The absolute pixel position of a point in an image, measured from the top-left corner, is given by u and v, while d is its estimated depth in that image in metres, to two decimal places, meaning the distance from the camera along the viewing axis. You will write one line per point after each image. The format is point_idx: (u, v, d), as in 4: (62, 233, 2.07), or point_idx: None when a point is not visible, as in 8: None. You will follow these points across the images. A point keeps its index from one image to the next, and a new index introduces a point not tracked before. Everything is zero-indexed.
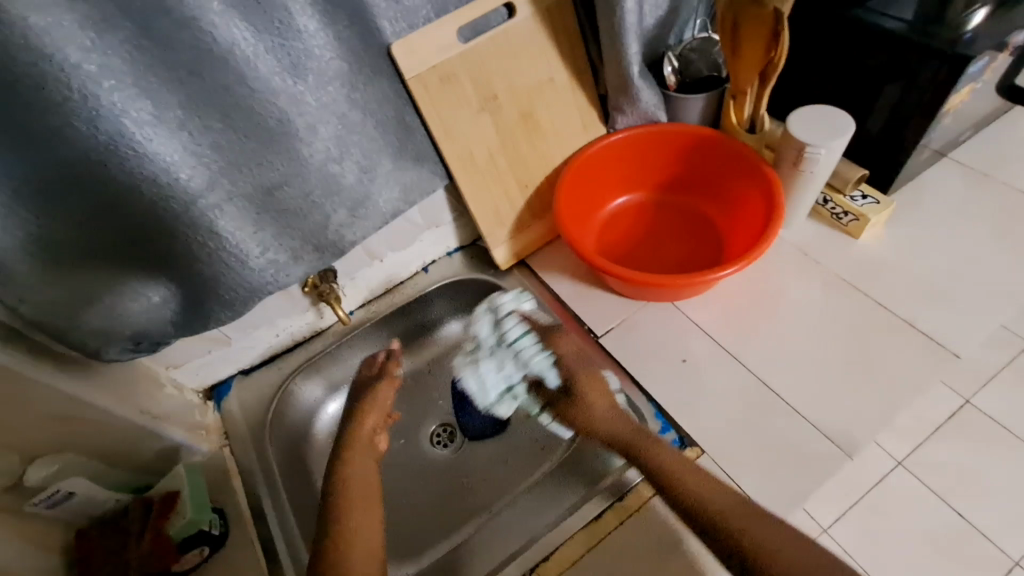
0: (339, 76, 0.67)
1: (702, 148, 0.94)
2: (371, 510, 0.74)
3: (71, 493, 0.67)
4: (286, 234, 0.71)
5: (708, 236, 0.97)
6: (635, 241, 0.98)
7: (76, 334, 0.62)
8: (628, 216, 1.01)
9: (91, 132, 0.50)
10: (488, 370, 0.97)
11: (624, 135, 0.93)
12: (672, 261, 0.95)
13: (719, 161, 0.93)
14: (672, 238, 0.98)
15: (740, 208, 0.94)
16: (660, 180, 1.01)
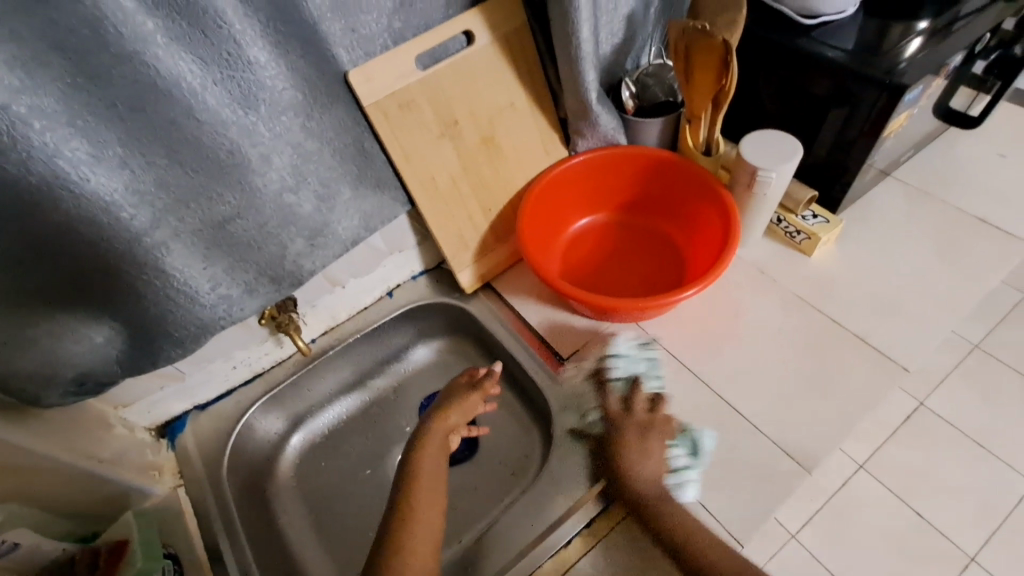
0: (293, 105, 0.66)
1: (661, 170, 0.96)
2: (435, 514, 0.71)
3: (16, 544, 0.63)
4: (240, 267, 0.69)
5: (669, 256, 0.99)
6: (598, 261, 0.99)
7: (9, 381, 0.58)
8: (591, 236, 1.03)
9: (21, 173, 0.48)
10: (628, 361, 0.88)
11: (585, 157, 0.95)
12: (636, 280, 0.96)
13: (677, 182, 0.96)
14: (636, 258, 0.99)
15: (699, 228, 0.96)
16: (621, 201, 1.03)
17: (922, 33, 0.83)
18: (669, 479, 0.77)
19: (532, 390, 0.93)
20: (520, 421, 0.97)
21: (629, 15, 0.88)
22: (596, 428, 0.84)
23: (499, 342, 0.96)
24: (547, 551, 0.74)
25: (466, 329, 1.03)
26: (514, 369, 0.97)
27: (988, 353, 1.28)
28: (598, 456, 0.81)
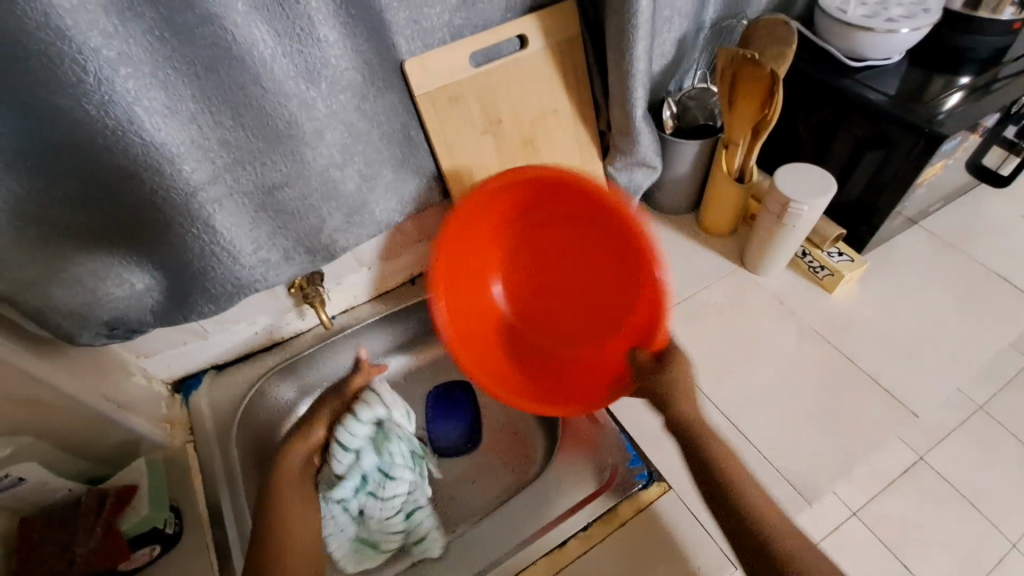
0: (351, 85, 0.69)
1: (561, 186, 0.79)
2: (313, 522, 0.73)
3: (22, 478, 0.64)
4: (281, 233, 0.71)
5: (609, 290, 0.87)
6: (540, 308, 0.93)
7: (51, 315, 0.60)
8: (507, 276, 0.93)
9: (99, 116, 0.49)
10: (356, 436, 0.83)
11: (491, 181, 0.76)
12: (574, 337, 0.91)
13: (580, 204, 0.80)
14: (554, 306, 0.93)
15: (620, 252, 0.81)
16: (523, 211, 0.85)
17: (963, 88, 0.84)
18: (671, 493, 0.77)
19: None
20: (525, 420, 0.98)
21: (680, 38, 0.90)
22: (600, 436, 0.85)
23: None
24: (541, 550, 0.75)
25: None
26: None
27: (989, 415, 1.27)
28: (599, 461, 0.83)
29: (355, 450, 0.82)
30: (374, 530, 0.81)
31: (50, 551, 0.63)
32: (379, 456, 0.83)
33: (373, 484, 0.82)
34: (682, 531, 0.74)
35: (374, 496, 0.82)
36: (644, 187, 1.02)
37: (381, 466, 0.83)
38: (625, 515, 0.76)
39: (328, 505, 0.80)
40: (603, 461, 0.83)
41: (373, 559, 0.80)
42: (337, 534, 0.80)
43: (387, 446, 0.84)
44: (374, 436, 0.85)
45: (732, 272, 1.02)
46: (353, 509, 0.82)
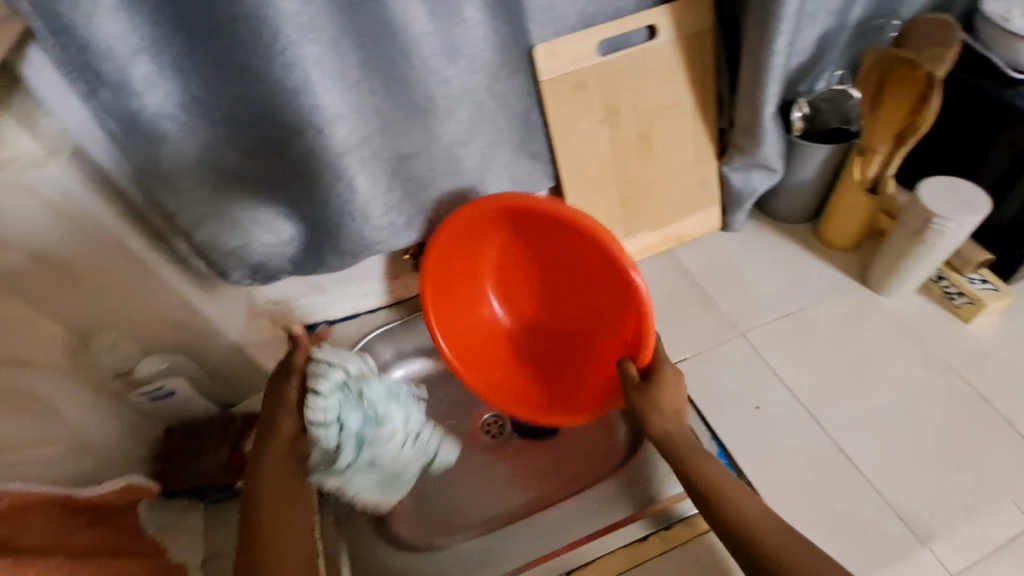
0: (486, 66, 0.72)
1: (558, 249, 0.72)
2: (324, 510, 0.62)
3: (173, 392, 0.72)
4: (407, 200, 0.76)
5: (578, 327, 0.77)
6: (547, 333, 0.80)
7: (214, 253, 0.68)
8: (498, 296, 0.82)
9: (284, 75, 0.56)
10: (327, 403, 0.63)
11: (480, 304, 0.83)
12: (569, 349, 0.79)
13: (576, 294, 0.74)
14: (584, 277, 0.75)
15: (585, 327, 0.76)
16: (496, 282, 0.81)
17: None
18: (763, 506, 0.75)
19: None
20: None
21: (821, 36, 0.85)
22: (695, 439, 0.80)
23: None
24: (623, 540, 0.74)
25: None
26: None
27: None
28: None
29: (338, 414, 0.65)
30: (388, 465, 0.72)
31: (187, 455, 0.73)
32: (368, 406, 0.69)
33: (378, 434, 0.70)
34: None
35: (376, 445, 0.70)
36: (761, 190, 0.97)
37: (373, 413, 0.70)
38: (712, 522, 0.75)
39: (333, 479, 0.67)
40: None
41: (405, 479, 0.75)
42: (362, 489, 0.70)
43: (366, 395, 0.69)
44: (342, 394, 0.66)
45: (852, 290, 0.95)
46: (360, 470, 0.69)
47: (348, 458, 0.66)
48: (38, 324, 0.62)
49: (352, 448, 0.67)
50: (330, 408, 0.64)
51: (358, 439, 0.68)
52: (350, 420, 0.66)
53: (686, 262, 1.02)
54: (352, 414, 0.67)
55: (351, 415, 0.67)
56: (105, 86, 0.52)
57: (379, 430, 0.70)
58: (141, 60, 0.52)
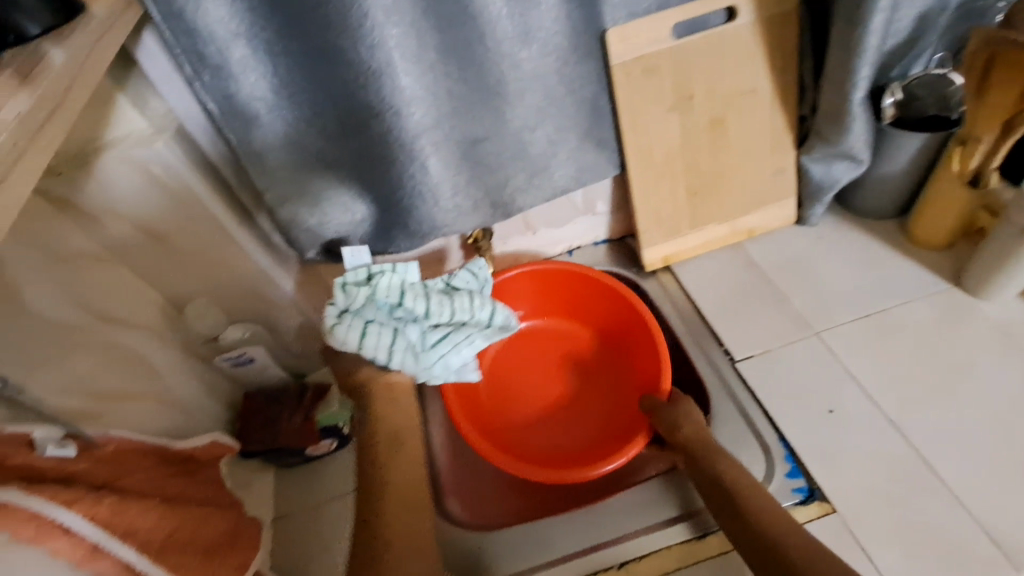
0: (558, 49, 0.71)
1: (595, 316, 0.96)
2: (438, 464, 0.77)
3: (251, 358, 0.76)
4: (475, 184, 0.77)
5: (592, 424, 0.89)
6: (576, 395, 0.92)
7: (295, 230, 0.72)
8: (540, 357, 0.97)
9: (367, 58, 0.58)
10: (352, 327, 0.68)
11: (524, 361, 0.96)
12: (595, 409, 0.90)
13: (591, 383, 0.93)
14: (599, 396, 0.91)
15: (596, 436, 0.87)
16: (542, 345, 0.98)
17: None
18: (833, 515, 0.71)
19: (688, 381, 0.90)
20: None
21: (922, 14, 0.78)
22: (758, 440, 0.78)
23: (664, 322, 0.95)
24: (677, 536, 0.72)
25: None
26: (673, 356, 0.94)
27: None
28: (758, 462, 0.76)
29: (364, 320, 0.69)
30: (457, 296, 0.74)
31: (265, 419, 0.78)
32: (383, 300, 0.69)
33: (415, 308, 0.70)
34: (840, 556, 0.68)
35: (418, 303, 0.70)
36: (842, 183, 0.91)
37: (392, 302, 0.69)
38: None
39: (433, 360, 0.72)
40: (763, 464, 0.76)
41: (488, 312, 0.76)
42: (464, 346, 0.74)
43: (374, 293, 0.69)
44: (357, 311, 0.69)
45: (943, 292, 0.88)
46: (439, 339, 0.72)
47: (416, 336, 0.71)
48: (139, 290, 0.68)
49: (405, 335, 0.70)
50: (356, 319, 0.68)
51: (404, 303, 0.70)
52: (380, 305, 0.69)
53: (755, 256, 0.98)
54: (381, 301, 0.69)
55: (383, 302, 0.69)
56: (207, 69, 0.56)
57: (411, 301, 0.70)
58: (239, 44, 0.56)
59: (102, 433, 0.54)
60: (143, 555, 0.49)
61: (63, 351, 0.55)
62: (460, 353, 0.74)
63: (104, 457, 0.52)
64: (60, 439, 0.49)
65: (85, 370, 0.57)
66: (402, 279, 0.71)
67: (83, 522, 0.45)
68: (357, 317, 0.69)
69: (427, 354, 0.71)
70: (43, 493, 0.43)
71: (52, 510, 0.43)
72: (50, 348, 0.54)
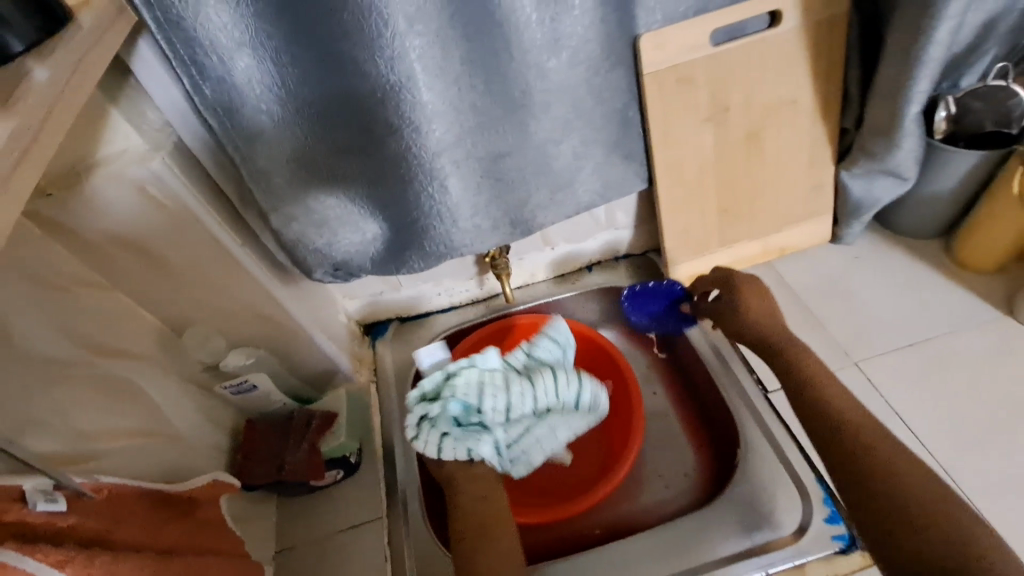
0: (589, 58, 0.66)
1: None
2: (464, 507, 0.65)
3: (255, 387, 0.72)
4: (495, 203, 0.72)
5: (584, 451, 0.87)
6: None
7: (300, 251, 0.67)
8: None
9: (385, 71, 0.53)
10: (429, 438, 0.62)
11: None
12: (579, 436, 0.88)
13: None
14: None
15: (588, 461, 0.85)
16: None
17: None
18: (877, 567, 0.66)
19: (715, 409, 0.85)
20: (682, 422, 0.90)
21: (985, 21, 0.72)
22: (791, 478, 0.73)
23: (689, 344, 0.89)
24: None
25: None
26: None
27: None
28: (792, 505, 0.71)
29: (440, 431, 0.63)
30: (539, 380, 0.70)
31: (268, 452, 0.73)
32: (457, 405, 0.64)
33: (493, 407, 0.66)
34: None
35: (495, 402, 0.66)
36: (885, 201, 0.86)
37: (470, 403, 0.65)
38: None
39: (519, 458, 0.70)
40: (798, 506, 0.71)
41: (576, 393, 0.74)
42: (550, 437, 0.72)
43: (447, 397, 0.64)
44: (433, 419, 0.64)
45: (993, 321, 0.82)
46: (520, 435, 0.70)
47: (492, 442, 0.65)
48: (136, 317, 0.63)
49: (488, 442, 0.65)
50: (432, 431, 0.62)
51: (483, 412, 0.66)
52: (450, 408, 0.64)
53: (788, 277, 0.92)
54: (452, 405, 0.64)
55: (453, 407, 0.64)
56: (208, 81, 0.51)
57: (488, 398, 0.66)
58: (243, 53, 0.51)
59: (92, 481, 0.49)
60: None
61: (53, 392, 0.50)
62: (551, 445, 0.72)
63: (95, 507, 0.48)
64: (49, 491, 0.44)
65: (75, 409, 0.52)
66: (475, 379, 0.66)
67: None
68: (436, 427, 0.63)
69: (515, 458, 0.70)
70: (35, 554, 0.40)
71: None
72: (35, 387, 0.49)
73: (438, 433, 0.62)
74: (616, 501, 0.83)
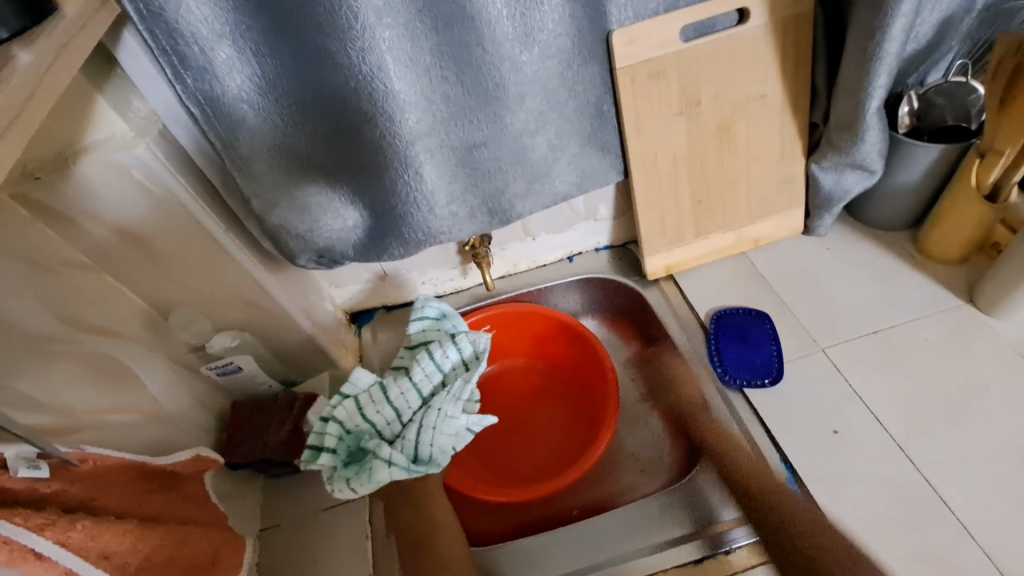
0: (561, 52, 0.68)
1: (546, 328, 0.94)
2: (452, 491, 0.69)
3: (241, 367, 0.75)
4: (471, 191, 0.74)
5: (563, 436, 0.89)
6: (534, 410, 0.92)
7: (282, 236, 0.70)
8: (506, 379, 0.97)
9: (358, 61, 0.56)
10: (341, 485, 0.66)
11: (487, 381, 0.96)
12: (558, 423, 0.90)
13: (556, 395, 0.93)
14: (548, 404, 0.93)
15: (569, 445, 0.88)
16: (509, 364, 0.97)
17: None
18: None
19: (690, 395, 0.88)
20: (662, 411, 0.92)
21: (944, 19, 0.75)
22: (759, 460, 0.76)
23: (665, 333, 0.92)
24: (675, 559, 0.71)
25: (635, 315, 1.00)
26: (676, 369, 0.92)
27: None
28: None
29: (344, 476, 0.66)
30: (415, 369, 0.72)
31: (252, 432, 0.75)
32: (346, 442, 0.68)
33: (379, 421, 0.69)
34: None
35: (379, 415, 0.69)
36: (853, 193, 0.88)
37: (357, 432, 0.69)
38: None
39: (426, 452, 0.65)
40: None
41: (453, 356, 0.72)
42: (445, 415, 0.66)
43: (329, 441, 0.68)
44: (332, 469, 0.67)
45: (956, 310, 0.85)
46: (415, 430, 0.66)
47: (390, 453, 0.64)
48: (124, 298, 0.66)
49: (382, 459, 0.64)
50: (339, 478, 0.66)
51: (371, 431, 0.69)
52: (340, 447, 0.68)
53: (761, 267, 0.95)
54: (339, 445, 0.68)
55: (340, 445, 0.68)
56: (189, 70, 0.53)
57: (373, 417, 0.69)
58: (223, 45, 0.53)
59: (77, 452, 0.51)
60: None
61: (41, 367, 0.53)
62: (450, 428, 0.65)
63: (79, 476, 0.50)
64: (33, 459, 0.46)
65: (60, 382, 0.55)
66: (346, 404, 0.69)
67: (55, 547, 0.43)
68: (342, 472, 0.67)
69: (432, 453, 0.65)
70: (14, 518, 0.42)
71: (22, 535, 0.41)
72: (25, 361, 0.51)
73: (345, 476, 0.66)
74: (591, 484, 0.86)
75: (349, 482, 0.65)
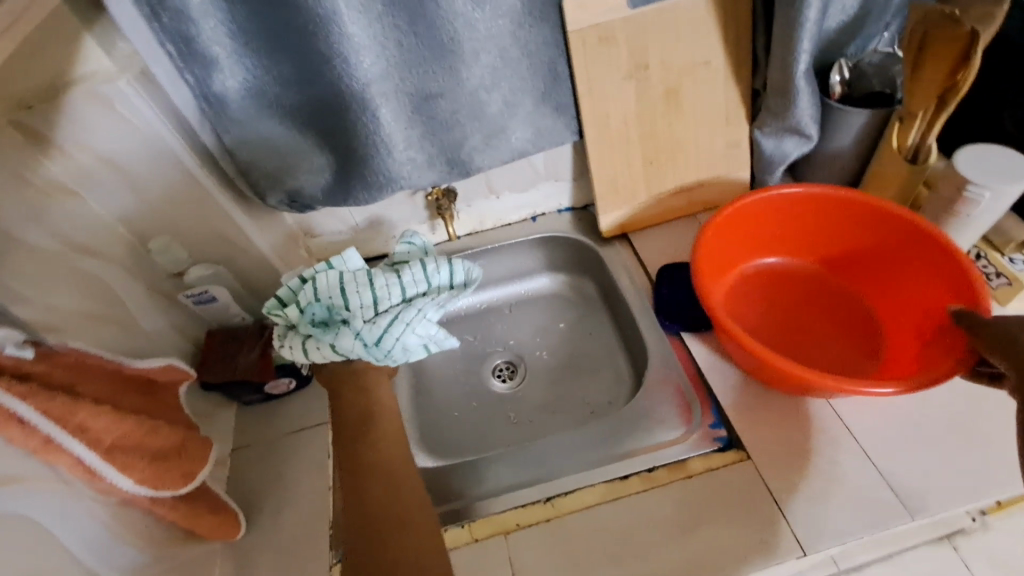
0: (512, 12, 0.75)
1: (867, 218, 0.84)
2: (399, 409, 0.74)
3: (215, 298, 0.82)
4: (428, 139, 0.81)
5: (855, 352, 0.83)
6: (833, 325, 0.86)
7: (253, 172, 0.76)
8: (777, 273, 0.93)
9: (315, 6, 0.63)
10: (296, 344, 0.73)
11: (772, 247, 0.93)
12: (869, 340, 0.84)
13: (906, 309, 0.83)
14: (897, 310, 0.85)
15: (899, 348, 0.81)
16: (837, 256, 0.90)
17: None
18: (747, 461, 0.76)
19: (636, 343, 0.95)
20: (611, 359, 0.99)
21: None
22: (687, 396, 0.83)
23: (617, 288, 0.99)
24: (604, 476, 0.77)
25: (592, 272, 1.07)
26: (625, 321, 0.99)
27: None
28: (679, 414, 0.82)
29: (303, 334, 0.74)
30: (406, 271, 0.78)
31: (222, 358, 0.82)
32: (316, 306, 0.74)
33: (354, 301, 0.75)
34: (752, 502, 0.72)
35: (356, 297, 0.75)
36: (792, 158, 0.95)
37: (329, 302, 0.74)
38: (694, 470, 0.76)
39: (386, 346, 0.73)
40: (684, 415, 0.82)
41: (446, 274, 0.79)
42: (419, 320, 0.74)
43: (304, 300, 0.74)
44: (295, 326, 0.74)
45: None
46: (388, 322, 0.73)
47: (354, 336, 0.72)
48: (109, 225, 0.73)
49: (349, 332, 0.72)
50: (297, 340, 0.73)
51: (339, 306, 0.75)
52: (306, 309, 0.74)
53: None
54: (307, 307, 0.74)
55: (307, 306, 0.74)
56: (165, 11, 0.60)
57: (350, 294, 0.75)
58: None
59: (60, 344, 0.58)
60: (93, 450, 0.54)
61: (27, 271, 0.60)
62: (417, 334, 0.74)
63: (65, 365, 0.57)
64: (20, 343, 0.53)
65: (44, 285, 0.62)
66: (324, 276, 0.75)
67: (36, 413, 0.50)
68: (302, 333, 0.73)
69: (389, 351, 0.73)
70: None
71: (6, 400, 0.48)
72: (13, 262, 0.58)
73: (305, 339, 0.73)
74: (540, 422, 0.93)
75: (307, 346, 0.72)
